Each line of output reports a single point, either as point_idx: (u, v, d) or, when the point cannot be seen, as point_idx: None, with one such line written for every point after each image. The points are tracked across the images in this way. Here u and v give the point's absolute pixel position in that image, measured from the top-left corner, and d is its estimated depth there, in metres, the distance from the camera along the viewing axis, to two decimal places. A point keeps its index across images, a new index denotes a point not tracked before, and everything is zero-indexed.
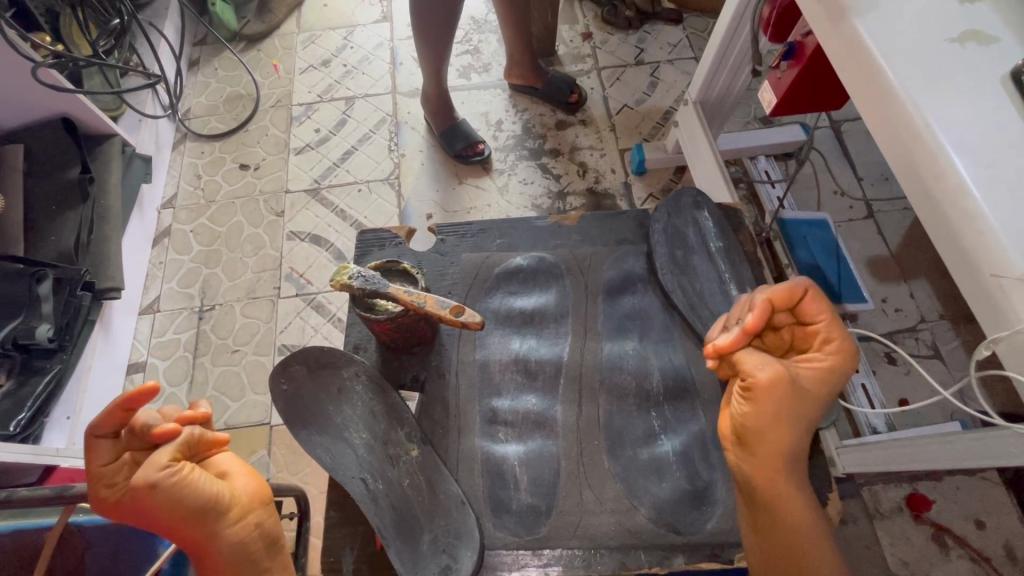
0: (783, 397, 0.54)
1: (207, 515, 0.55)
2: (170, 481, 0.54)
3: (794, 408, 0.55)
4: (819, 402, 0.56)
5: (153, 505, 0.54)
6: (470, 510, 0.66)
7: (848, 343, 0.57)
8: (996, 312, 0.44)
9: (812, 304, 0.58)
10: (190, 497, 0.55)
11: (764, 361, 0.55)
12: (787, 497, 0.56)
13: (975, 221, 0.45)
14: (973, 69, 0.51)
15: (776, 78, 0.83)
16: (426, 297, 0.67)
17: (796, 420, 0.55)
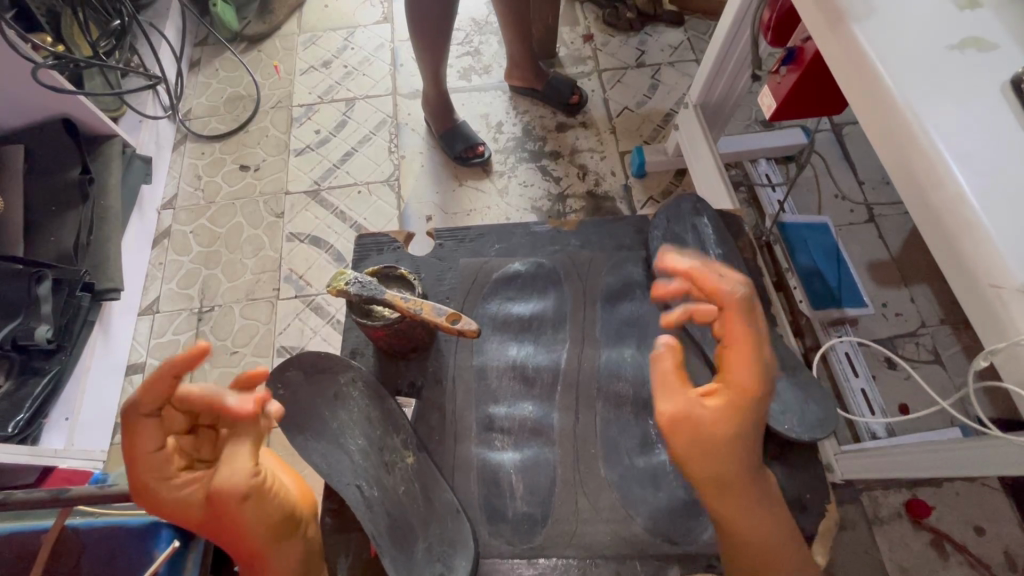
0: (688, 437, 0.53)
1: (283, 530, 0.58)
2: (256, 495, 0.55)
3: (706, 447, 0.53)
4: (734, 443, 0.53)
5: (234, 520, 0.55)
6: (465, 519, 0.66)
7: (751, 375, 0.53)
8: (995, 322, 0.44)
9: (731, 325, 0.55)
10: (272, 510, 0.57)
11: (674, 397, 0.53)
12: (754, 518, 0.56)
13: (973, 230, 0.45)
14: (973, 77, 0.50)
15: (776, 82, 0.83)
16: (422, 304, 0.67)
17: (727, 457, 0.53)
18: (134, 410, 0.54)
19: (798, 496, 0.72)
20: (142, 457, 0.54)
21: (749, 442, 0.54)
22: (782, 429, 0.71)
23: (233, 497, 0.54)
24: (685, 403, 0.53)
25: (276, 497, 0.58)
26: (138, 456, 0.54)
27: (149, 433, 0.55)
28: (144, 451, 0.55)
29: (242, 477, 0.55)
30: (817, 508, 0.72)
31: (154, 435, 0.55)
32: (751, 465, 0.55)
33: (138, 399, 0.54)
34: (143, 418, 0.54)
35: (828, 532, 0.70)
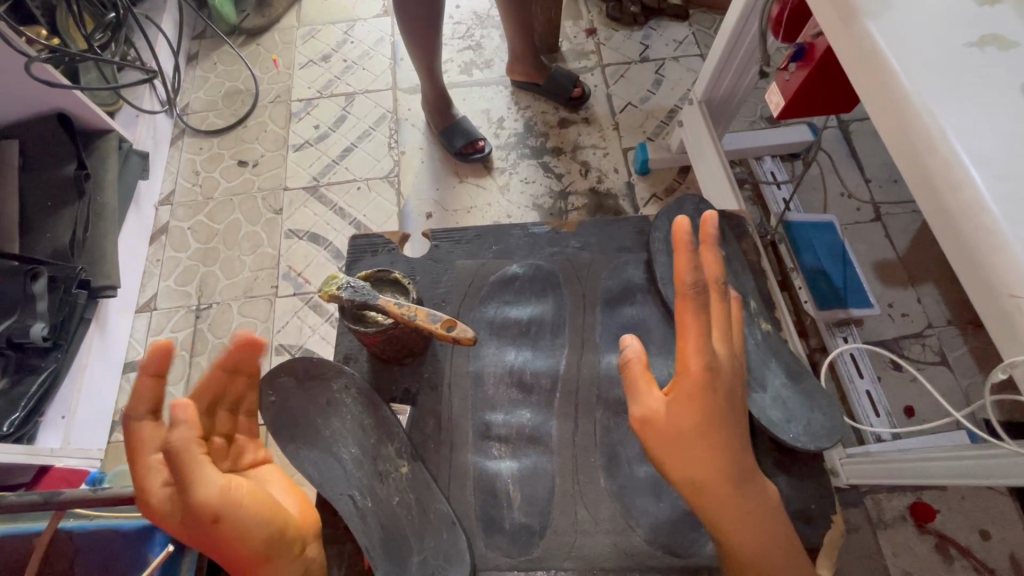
0: (655, 438, 0.54)
1: (274, 546, 0.56)
2: (230, 511, 0.53)
3: (673, 447, 0.53)
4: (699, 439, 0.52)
5: (212, 537, 0.52)
6: (461, 530, 0.65)
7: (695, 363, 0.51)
8: (1012, 333, 0.42)
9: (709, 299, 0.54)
10: (248, 530, 0.54)
11: (638, 399, 0.55)
12: (745, 526, 0.53)
13: (992, 237, 0.43)
14: (992, 77, 0.48)
15: (785, 80, 0.81)
16: (417, 309, 0.65)
17: (700, 454, 0.52)
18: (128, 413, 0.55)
19: (802, 506, 0.71)
20: (137, 460, 0.54)
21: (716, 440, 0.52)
22: (786, 438, 0.69)
23: (204, 516, 0.51)
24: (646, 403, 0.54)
25: (252, 515, 0.54)
26: (137, 462, 0.54)
27: (145, 435, 0.55)
28: (140, 453, 0.55)
29: (210, 497, 0.51)
30: (821, 517, 0.70)
31: (151, 435, 0.56)
32: (733, 465, 0.53)
33: (129, 404, 0.55)
34: (138, 420, 0.55)
35: (833, 543, 0.69)
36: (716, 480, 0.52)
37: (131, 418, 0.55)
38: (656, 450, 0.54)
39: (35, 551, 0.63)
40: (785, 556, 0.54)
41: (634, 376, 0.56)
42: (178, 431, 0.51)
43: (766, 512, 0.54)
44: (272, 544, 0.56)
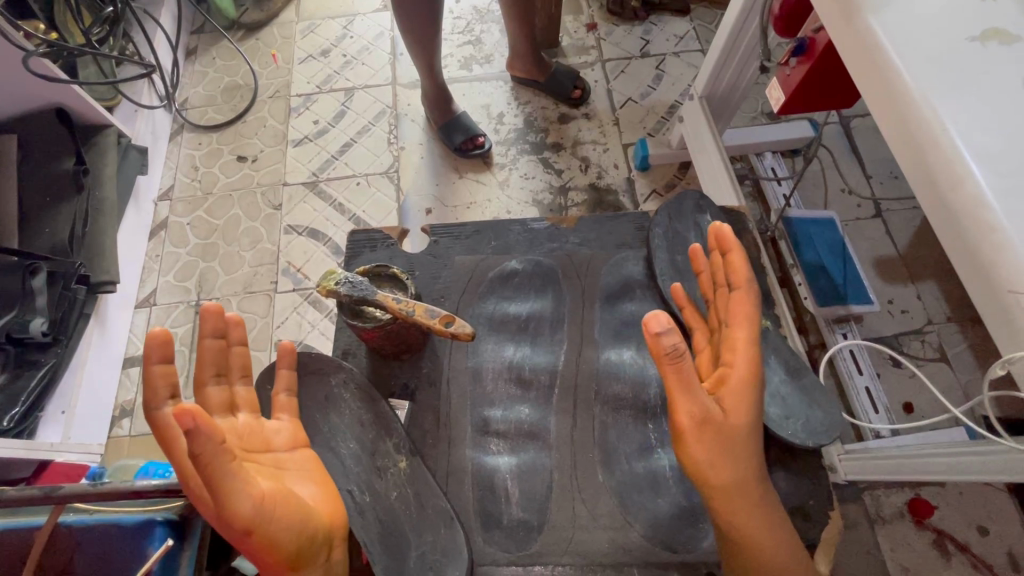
0: (709, 437, 0.55)
1: (301, 552, 0.55)
2: (262, 524, 0.52)
3: (725, 445, 0.56)
4: (746, 435, 0.56)
5: (243, 546, 0.52)
6: (459, 526, 0.65)
7: (751, 356, 0.57)
8: (1012, 329, 0.42)
9: (740, 301, 0.59)
10: (278, 541, 0.53)
11: (694, 398, 0.54)
12: (754, 525, 0.56)
13: (992, 233, 0.43)
14: (995, 72, 0.48)
15: (786, 75, 0.80)
16: (415, 305, 0.65)
17: (734, 454, 0.56)
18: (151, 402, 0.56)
19: (800, 502, 0.71)
20: (170, 447, 0.56)
21: (751, 436, 0.57)
22: (784, 434, 0.69)
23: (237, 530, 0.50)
24: (705, 403, 0.55)
25: (284, 525, 0.53)
26: (171, 450, 0.56)
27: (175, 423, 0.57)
28: (171, 439, 0.57)
29: (244, 514, 0.50)
30: (819, 513, 0.70)
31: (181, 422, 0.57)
32: (756, 466, 0.57)
33: (147, 396, 0.56)
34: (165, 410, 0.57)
35: (829, 540, 0.69)
36: (738, 480, 0.56)
37: (150, 408, 0.56)
38: (708, 450, 0.55)
39: (36, 545, 0.63)
40: (791, 554, 0.57)
41: (689, 377, 0.53)
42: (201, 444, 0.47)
43: (771, 509, 0.58)
44: (302, 554, 0.55)
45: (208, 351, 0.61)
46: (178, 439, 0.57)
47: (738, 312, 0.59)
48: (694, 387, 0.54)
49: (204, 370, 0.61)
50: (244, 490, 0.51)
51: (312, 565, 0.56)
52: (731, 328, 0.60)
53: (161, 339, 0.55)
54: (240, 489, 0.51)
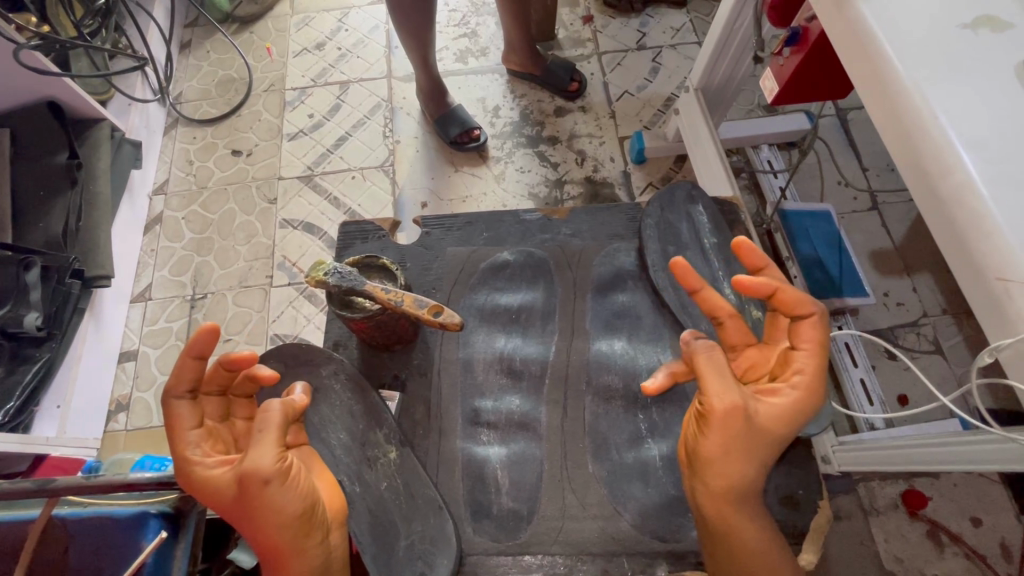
0: (736, 425, 0.53)
1: (303, 527, 0.55)
2: (279, 481, 0.54)
3: (746, 436, 0.54)
4: (774, 435, 0.56)
5: (255, 505, 0.54)
6: (448, 515, 0.66)
7: (818, 380, 0.57)
8: (1001, 317, 0.42)
9: (812, 329, 0.58)
10: (284, 507, 0.54)
11: (727, 383, 0.54)
12: (744, 528, 0.57)
13: (981, 221, 0.42)
14: (986, 60, 0.48)
15: (779, 65, 0.80)
16: (404, 295, 0.65)
17: (747, 450, 0.55)
18: (169, 392, 0.61)
19: (790, 491, 0.71)
20: (177, 436, 0.60)
21: (780, 438, 0.56)
22: None
23: (255, 481, 0.53)
24: (738, 389, 0.54)
25: (293, 496, 0.55)
26: (178, 440, 0.60)
27: (183, 414, 0.60)
28: (180, 431, 0.60)
29: (263, 464, 0.53)
30: (808, 503, 0.71)
31: (188, 414, 0.61)
32: (761, 467, 0.56)
33: (169, 383, 0.60)
34: (176, 400, 0.60)
35: (818, 531, 0.69)
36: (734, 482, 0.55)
37: (170, 395, 0.60)
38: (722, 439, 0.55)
39: (29, 539, 0.62)
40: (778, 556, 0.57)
41: (723, 363, 0.55)
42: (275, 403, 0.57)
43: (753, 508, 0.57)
44: (303, 527, 0.55)
45: (217, 373, 0.62)
46: (185, 431, 0.60)
47: (809, 337, 0.58)
48: (728, 373, 0.55)
49: (211, 385, 0.64)
50: (271, 445, 0.55)
51: (315, 545, 0.56)
52: (795, 351, 0.59)
53: (209, 334, 0.58)
54: (268, 444, 0.55)
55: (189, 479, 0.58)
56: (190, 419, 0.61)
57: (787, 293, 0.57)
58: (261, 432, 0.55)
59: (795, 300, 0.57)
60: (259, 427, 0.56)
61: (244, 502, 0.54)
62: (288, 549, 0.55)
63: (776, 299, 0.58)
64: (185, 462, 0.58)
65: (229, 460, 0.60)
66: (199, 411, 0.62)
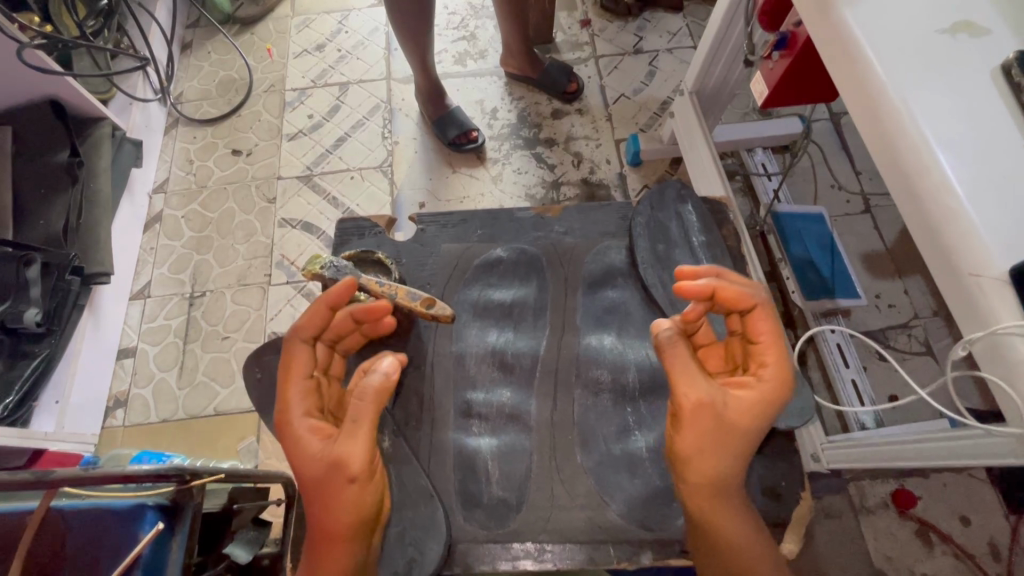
0: (705, 421, 0.56)
1: (363, 526, 0.57)
2: (363, 480, 0.56)
3: (723, 430, 0.57)
4: (745, 429, 0.57)
5: (329, 496, 0.55)
6: (439, 503, 0.67)
7: (784, 371, 0.58)
8: (973, 311, 0.44)
9: (761, 321, 0.60)
10: (358, 504, 0.56)
11: (699, 381, 0.57)
12: (727, 524, 0.58)
13: (956, 219, 0.44)
14: (964, 63, 0.49)
15: (769, 68, 0.81)
16: (397, 289, 0.70)
17: (723, 446, 0.57)
18: (296, 333, 0.61)
19: (775, 484, 0.72)
20: (289, 378, 0.60)
21: (750, 433, 0.57)
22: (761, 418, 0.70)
23: (344, 474, 0.55)
24: (711, 387, 0.57)
25: (367, 495, 0.56)
26: (288, 383, 0.60)
27: (301, 358, 0.61)
28: (293, 372, 0.60)
29: (355, 459, 0.55)
30: (792, 496, 0.72)
31: (305, 360, 0.61)
32: (742, 464, 0.58)
33: (300, 323, 0.61)
34: (302, 343, 0.61)
35: (801, 522, 0.70)
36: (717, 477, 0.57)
37: (296, 334, 0.61)
38: (704, 434, 0.56)
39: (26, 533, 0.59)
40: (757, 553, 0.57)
41: (691, 361, 0.57)
42: (371, 380, 0.57)
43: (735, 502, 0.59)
44: (361, 526, 0.56)
45: (342, 324, 0.64)
46: (295, 377, 0.60)
47: (761, 330, 0.60)
48: (696, 369, 0.57)
49: (331, 333, 0.65)
50: (364, 440, 0.56)
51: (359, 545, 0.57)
52: (756, 344, 0.61)
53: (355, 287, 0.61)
54: (362, 440, 0.56)
55: (284, 433, 0.58)
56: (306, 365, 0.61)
57: (727, 288, 0.60)
58: (357, 421, 0.56)
59: (736, 295, 0.60)
60: (356, 416, 0.56)
61: (322, 489, 0.55)
62: (337, 540, 0.55)
63: (718, 297, 0.62)
64: (287, 408, 0.58)
65: (323, 430, 0.58)
66: (313, 359, 0.62)
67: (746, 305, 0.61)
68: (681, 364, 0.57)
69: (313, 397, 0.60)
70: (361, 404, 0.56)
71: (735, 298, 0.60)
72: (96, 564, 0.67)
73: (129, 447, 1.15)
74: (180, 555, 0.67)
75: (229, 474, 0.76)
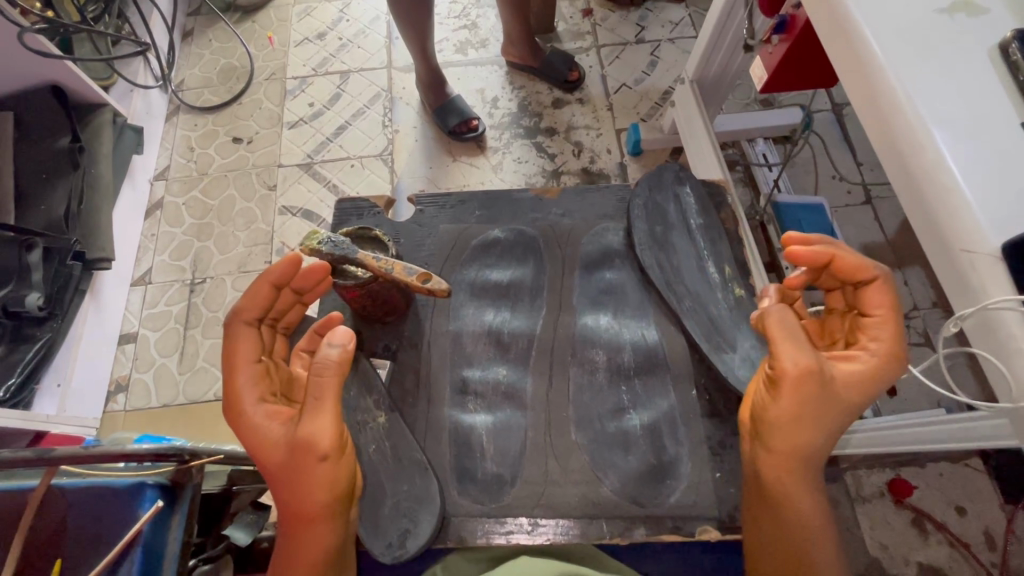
0: (809, 390, 0.54)
1: (338, 503, 0.58)
2: (332, 457, 0.56)
3: (827, 402, 0.55)
4: (847, 402, 0.56)
5: (302, 476, 0.56)
6: (433, 476, 0.68)
7: (896, 348, 0.57)
8: (965, 287, 0.44)
9: (877, 295, 0.59)
10: (331, 481, 0.56)
11: (801, 349, 0.55)
12: (802, 503, 0.58)
13: (949, 195, 0.44)
14: (961, 41, 0.49)
15: (768, 53, 0.81)
16: (394, 263, 0.69)
17: (820, 420, 0.56)
18: (238, 317, 0.63)
19: None
20: (236, 363, 0.60)
21: (851, 407, 0.57)
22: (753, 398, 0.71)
23: (313, 454, 0.55)
24: (814, 355, 0.55)
25: (339, 471, 0.57)
26: (236, 367, 0.60)
27: (245, 340, 0.61)
28: (239, 357, 0.61)
29: (322, 439, 0.55)
30: None
31: (250, 343, 0.62)
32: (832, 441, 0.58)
33: (240, 306, 0.62)
34: (242, 325, 0.62)
35: None
36: (797, 448, 0.57)
37: (238, 317, 0.62)
38: (803, 404, 0.55)
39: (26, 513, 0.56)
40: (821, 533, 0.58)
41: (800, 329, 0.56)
42: (329, 355, 0.56)
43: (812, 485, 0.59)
44: (337, 502, 0.57)
45: (284, 301, 0.65)
46: (241, 362, 0.60)
47: (876, 303, 0.59)
48: (806, 339, 0.55)
49: (274, 313, 0.66)
50: (329, 419, 0.56)
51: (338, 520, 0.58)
52: (866, 318, 0.60)
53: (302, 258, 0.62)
54: (329, 419, 0.56)
55: (238, 419, 0.58)
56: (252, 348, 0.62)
57: (847, 258, 0.58)
58: (319, 402, 0.56)
59: (855, 267, 0.59)
60: (319, 394, 0.56)
61: (290, 469, 0.56)
62: (318, 517, 0.57)
63: (834, 267, 0.60)
64: (236, 397, 0.59)
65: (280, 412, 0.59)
66: (257, 341, 0.63)
67: (865, 277, 0.59)
68: (790, 330, 0.55)
69: (263, 381, 0.61)
70: (322, 380, 0.56)
71: (850, 268, 0.59)
72: (92, 541, 0.64)
73: (130, 431, 1.16)
74: (180, 537, 0.65)
75: (225, 455, 0.75)
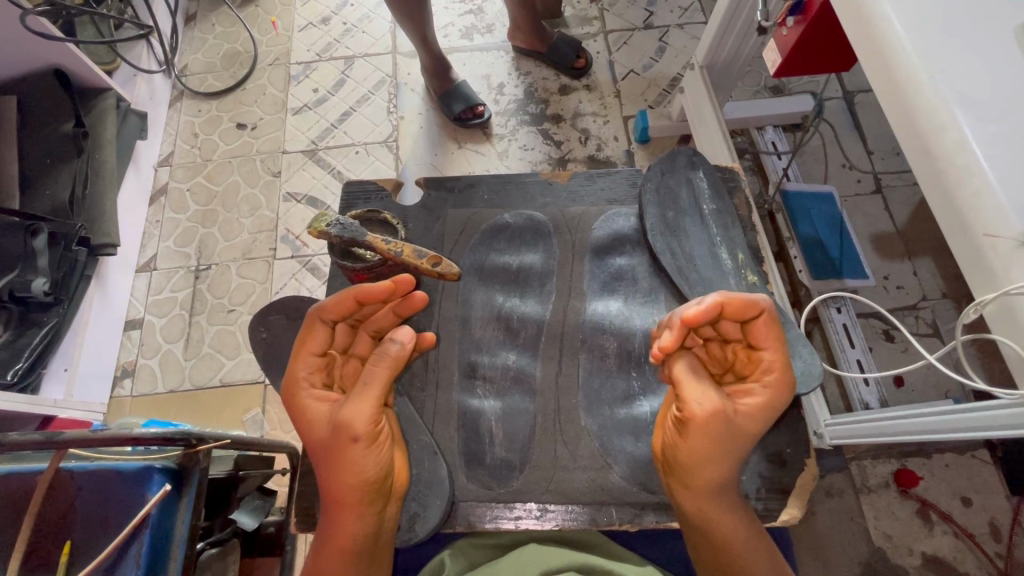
0: (717, 432, 0.56)
1: (373, 494, 0.58)
2: (366, 442, 0.58)
3: (732, 440, 0.57)
4: (753, 433, 0.58)
5: (336, 457, 0.58)
6: (441, 461, 0.68)
7: (788, 376, 0.59)
8: (986, 273, 0.43)
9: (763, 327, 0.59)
10: (363, 469, 0.57)
11: (702, 392, 0.57)
12: (726, 524, 0.58)
13: (973, 178, 0.43)
14: (988, 19, 0.48)
15: (783, 35, 0.80)
16: (403, 246, 0.68)
17: (736, 451, 0.57)
18: (320, 313, 0.63)
19: (777, 450, 0.72)
20: (303, 348, 0.64)
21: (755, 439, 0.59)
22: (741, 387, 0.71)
23: (348, 434, 0.57)
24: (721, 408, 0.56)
25: (375, 462, 0.58)
26: (300, 354, 0.64)
27: (318, 335, 0.64)
28: (307, 347, 0.64)
29: (359, 422, 0.58)
30: (795, 462, 0.72)
31: (320, 339, 0.64)
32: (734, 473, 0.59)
33: (324, 306, 0.63)
34: (320, 323, 0.63)
35: (803, 488, 0.70)
36: (711, 481, 0.57)
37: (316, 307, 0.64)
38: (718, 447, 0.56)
39: (34, 500, 0.54)
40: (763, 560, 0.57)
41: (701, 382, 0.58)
42: (394, 347, 0.62)
43: (745, 521, 0.59)
44: (372, 493, 0.58)
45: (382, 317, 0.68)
46: (312, 340, 0.64)
47: (764, 335, 0.59)
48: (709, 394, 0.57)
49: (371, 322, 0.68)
50: (368, 406, 0.59)
51: (371, 509, 0.58)
52: (760, 350, 0.60)
53: (422, 306, 0.67)
54: (369, 405, 0.59)
55: (295, 392, 0.63)
56: (320, 330, 0.64)
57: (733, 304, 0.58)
58: (367, 387, 0.60)
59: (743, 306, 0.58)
60: (370, 381, 0.60)
61: (327, 450, 0.59)
62: (348, 505, 0.58)
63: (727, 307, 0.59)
64: (291, 369, 0.64)
65: (331, 399, 0.63)
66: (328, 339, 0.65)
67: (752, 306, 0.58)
68: (689, 377, 0.59)
69: (320, 372, 0.65)
70: (376, 368, 0.61)
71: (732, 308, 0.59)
72: (101, 525, 0.62)
73: (136, 416, 1.17)
74: (191, 519, 0.64)
75: (234, 440, 0.72)
